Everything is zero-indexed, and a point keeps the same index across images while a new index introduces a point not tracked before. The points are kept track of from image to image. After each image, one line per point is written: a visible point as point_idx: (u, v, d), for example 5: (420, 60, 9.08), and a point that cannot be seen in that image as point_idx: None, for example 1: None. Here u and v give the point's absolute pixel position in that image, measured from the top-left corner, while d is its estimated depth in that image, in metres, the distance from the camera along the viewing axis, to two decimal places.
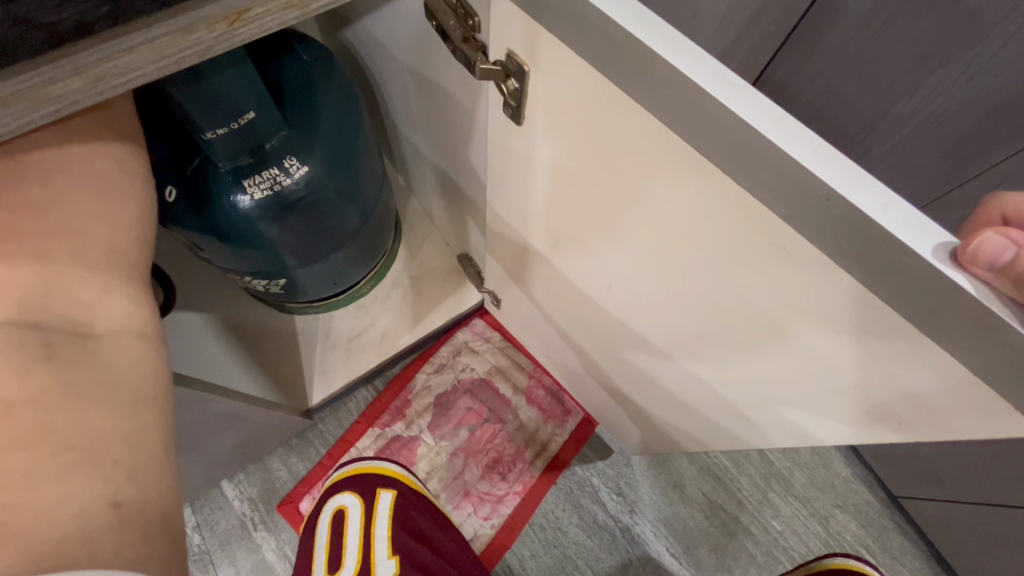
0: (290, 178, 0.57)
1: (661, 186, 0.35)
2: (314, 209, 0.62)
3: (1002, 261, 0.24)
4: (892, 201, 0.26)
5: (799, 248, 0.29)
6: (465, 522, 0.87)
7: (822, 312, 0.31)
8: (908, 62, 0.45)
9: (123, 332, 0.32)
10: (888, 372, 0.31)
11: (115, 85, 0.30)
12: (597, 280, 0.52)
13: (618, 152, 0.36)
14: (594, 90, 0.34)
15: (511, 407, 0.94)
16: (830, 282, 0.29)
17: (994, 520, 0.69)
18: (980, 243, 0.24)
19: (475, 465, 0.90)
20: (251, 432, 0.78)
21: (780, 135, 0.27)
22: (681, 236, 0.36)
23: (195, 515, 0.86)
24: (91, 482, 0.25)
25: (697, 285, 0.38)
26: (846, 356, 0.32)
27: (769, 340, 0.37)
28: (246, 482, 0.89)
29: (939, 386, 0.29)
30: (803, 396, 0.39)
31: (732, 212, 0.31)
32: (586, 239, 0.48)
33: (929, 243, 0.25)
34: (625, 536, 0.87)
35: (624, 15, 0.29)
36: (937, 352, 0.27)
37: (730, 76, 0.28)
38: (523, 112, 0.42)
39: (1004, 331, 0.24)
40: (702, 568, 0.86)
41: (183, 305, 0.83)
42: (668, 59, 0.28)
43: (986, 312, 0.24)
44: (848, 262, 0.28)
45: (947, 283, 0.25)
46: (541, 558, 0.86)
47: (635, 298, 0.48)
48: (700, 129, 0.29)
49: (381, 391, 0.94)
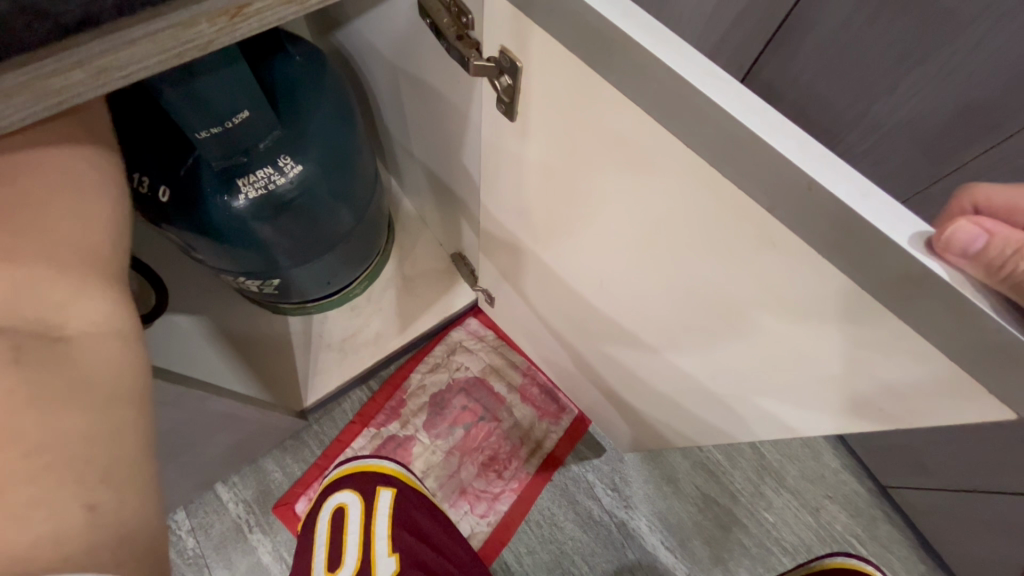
0: (284, 177, 0.57)
1: (650, 181, 0.36)
2: (308, 208, 0.62)
3: (974, 249, 0.25)
4: (870, 191, 0.27)
5: (783, 239, 0.30)
6: (462, 520, 0.87)
7: (805, 302, 0.32)
8: (887, 59, 0.47)
9: (99, 333, 0.31)
10: (869, 360, 0.32)
11: (116, 79, 0.30)
12: (588, 277, 0.53)
13: (607, 147, 0.37)
14: (586, 87, 0.35)
15: (506, 405, 0.94)
16: (812, 272, 0.30)
17: (978, 506, 0.70)
18: (954, 231, 0.25)
19: (471, 463, 0.90)
20: (245, 433, 0.78)
21: (766, 128, 0.28)
22: (669, 230, 0.37)
23: (189, 518, 0.86)
24: (62, 484, 0.25)
25: (685, 279, 0.39)
26: (829, 347, 0.33)
27: (754, 332, 0.38)
28: (241, 484, 0.88)
29: (919, 373, 0.30)
30: (788, 387, 0.40)
31: (718, 205, 0.32)
32: (577, 235, 0.49)
33: (905, 231, 0.26)
34: (620, 531, 0.88)
35: (615, 11, 0.30)
36: (914, 339, 0.28)
37: (718, 71, 0.29)
38: (515, 108, 0.43)
39: (977, 315, 0.25)
40: (697, 562, 0.87)
41: (174, 307, 0.83)
42: (656, 55, 0.29)
43: (962, 298, 0.25)
44: (829, 251, 0.29)
45: (923, 270, 0.26)
46: (537, 554, 0.86)
47: (625, 293, 0.49)
48: (688, 123, 0.30)
49: (375, 391, 0.94)
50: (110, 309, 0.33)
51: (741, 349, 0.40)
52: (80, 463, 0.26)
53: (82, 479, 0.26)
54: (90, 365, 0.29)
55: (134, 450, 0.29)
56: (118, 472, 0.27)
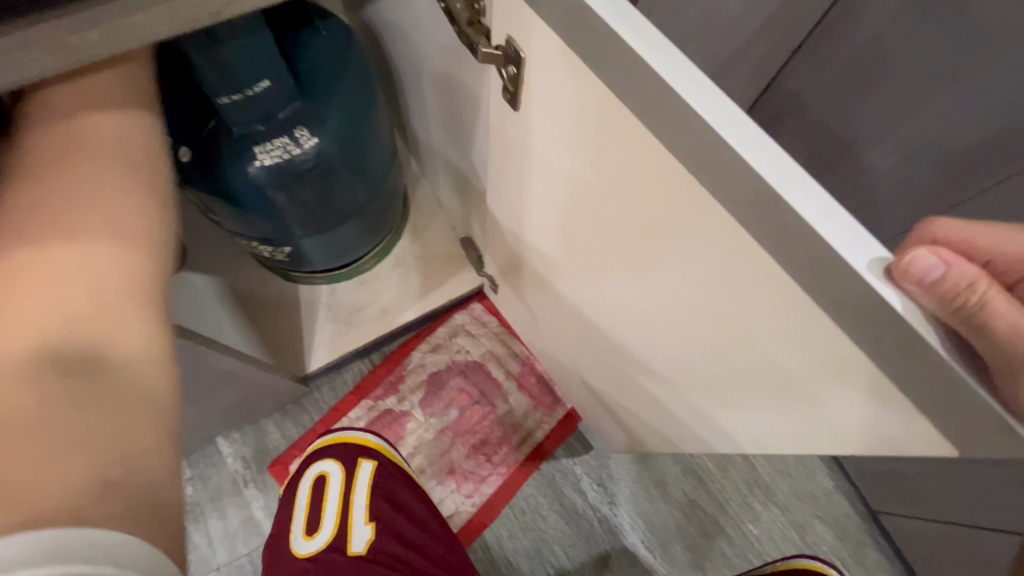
0: (300, 148, 0.59)
1: (634, 182, 0.36)
2: (322, 179, 0.63)
3: (930, 278, 0.25)
4: (835, 214, 0.27)
5: (753, 254, 0.30)
6: (447, 498, 0.89)
7: (780, 328, 0.31)
8: (918, 75, 0.46)
9: (117, 286, 0.35)
10: (829, 386, 0.31)
11: (128, 40, 0.33)
12: (579, 277, 0.53)
13: (600, 145, 0.37)
14: (578, 85, 0.35)
15: (502, 392, 0.95)
16: (776, 292, 0.30)
17: (968, 542, 0.69)
18: (913, 259, 0.25)
19: (462, 444, 0.92)
20: (247, 392, 0.81)
21: (738, 139, 0.28)
22: (652, 232, 0.37)
23: (190, 468, 0.90)
24: (93, 470, 0.28)
25: (666, 284, 0.39)
26: (792, 366, 0.33)
27: (726, 345, 0.38)
28: (241, 442, 0.92)
29: (871, 401, 0.30)
30: (762, 404, 0.39)
31: (693, 214, 0.32)
32: (570, 232, 0.49)
33: (864, 257, 0.26)
34: (602, 526, 0.89)
35: (606, 6, 0.30)
36: (870, 368, 0.28)
37: (700, 77, 0.29)
38: (520, 98, 0.43)
39: (926, 349, 0.25)
40: (676, 565, 0.88)
41: (192, 266, 0.86)
42: (642, 56, 0.29)
43: (910, 330, 0.25)
44: (795, 272, 0.28)
45: (879, 300, 0.26)
46: (518, 539, 0.88)
47: (613, 294, 0.48)
48: (669, 128, 0.30)
49: (376, 365, 0.96)
50: (121, 257, 0.36)
51: (718, 359, 0.40)
52: (110, 453, 0.29)
53: (110, 465, 0.28)
54: (121, 370, 0.32)
55: (153, 449, 0.31)
56: (135, 460, 0.30)
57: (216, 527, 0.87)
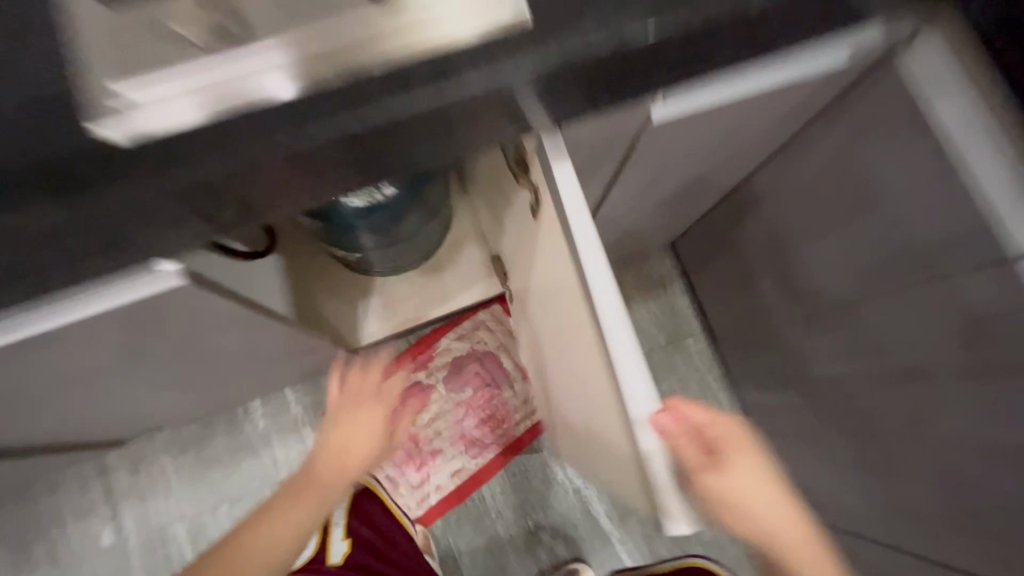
0: (383, 195, 0.79)
1: (566, 298, 0.56)
2: (390, 210, 0.85)
3: (663, 429, 0.47)
4: (639, 382, 0.47)
5: (601, 374, 0.51)
6: (457, 457, 1.15)
7: (605, 409, 0.53)
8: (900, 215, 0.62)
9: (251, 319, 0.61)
10: (621, 459, 0.54)
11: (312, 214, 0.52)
12: (541, 324, 0.75)
13: (557, 267, 0.57)
14: (551, 228, 0.55)
15: (509, 379, 1.18)
16: (605, 399, 0.52)
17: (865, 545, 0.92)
18: (659, 419, 0.47)
19: (473, 416, 1.17)
20: (318, 357, 1.04)
21: (612, 322, 0.48)
22: (570, 331, 0.58)
23: (262, 406, 1.14)
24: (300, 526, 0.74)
25: (574, 361, 0.61)
26: (609, 436, 0.55)
27: (589, 408, 0.60)
28: (300, 392, 1.15)
29: (631, 475, 0.52)
30: (603, 453, 0.61)
31: (583, 337, 0.54)
32: (538, 294, 0.70)
33: (642, 408, 0.47)
34: (577, 494, 1.14)
35: (574, 209, 0.51)
36: (630, 457, 0.50)
37: (605, 273, 0.49)
38: (539, 216, 0.59)
39: (649, 469, 0.47)
40: (629, 530, 1.13)
41: None
42: (582, 250, 0.50)
43: (643, 451, 0.47)
44: (613, 396, 0.50)
45: (637, 433, 0.47)
46: (508, 494, 1.14)
47: (554, 346, 0.70)
48: (581, 290, 0.51)
49: (411, 345, 1.19)
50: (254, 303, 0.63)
51: (586, 414, 0.63)
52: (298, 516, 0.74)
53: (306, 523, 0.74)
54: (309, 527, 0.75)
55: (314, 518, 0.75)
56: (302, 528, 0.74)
57: (279, 451, 1.13)
